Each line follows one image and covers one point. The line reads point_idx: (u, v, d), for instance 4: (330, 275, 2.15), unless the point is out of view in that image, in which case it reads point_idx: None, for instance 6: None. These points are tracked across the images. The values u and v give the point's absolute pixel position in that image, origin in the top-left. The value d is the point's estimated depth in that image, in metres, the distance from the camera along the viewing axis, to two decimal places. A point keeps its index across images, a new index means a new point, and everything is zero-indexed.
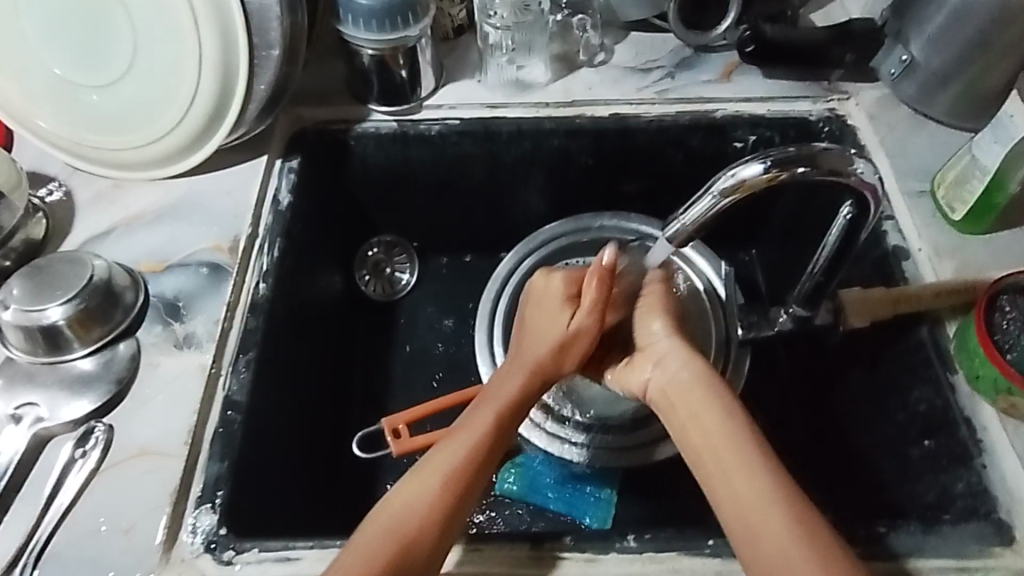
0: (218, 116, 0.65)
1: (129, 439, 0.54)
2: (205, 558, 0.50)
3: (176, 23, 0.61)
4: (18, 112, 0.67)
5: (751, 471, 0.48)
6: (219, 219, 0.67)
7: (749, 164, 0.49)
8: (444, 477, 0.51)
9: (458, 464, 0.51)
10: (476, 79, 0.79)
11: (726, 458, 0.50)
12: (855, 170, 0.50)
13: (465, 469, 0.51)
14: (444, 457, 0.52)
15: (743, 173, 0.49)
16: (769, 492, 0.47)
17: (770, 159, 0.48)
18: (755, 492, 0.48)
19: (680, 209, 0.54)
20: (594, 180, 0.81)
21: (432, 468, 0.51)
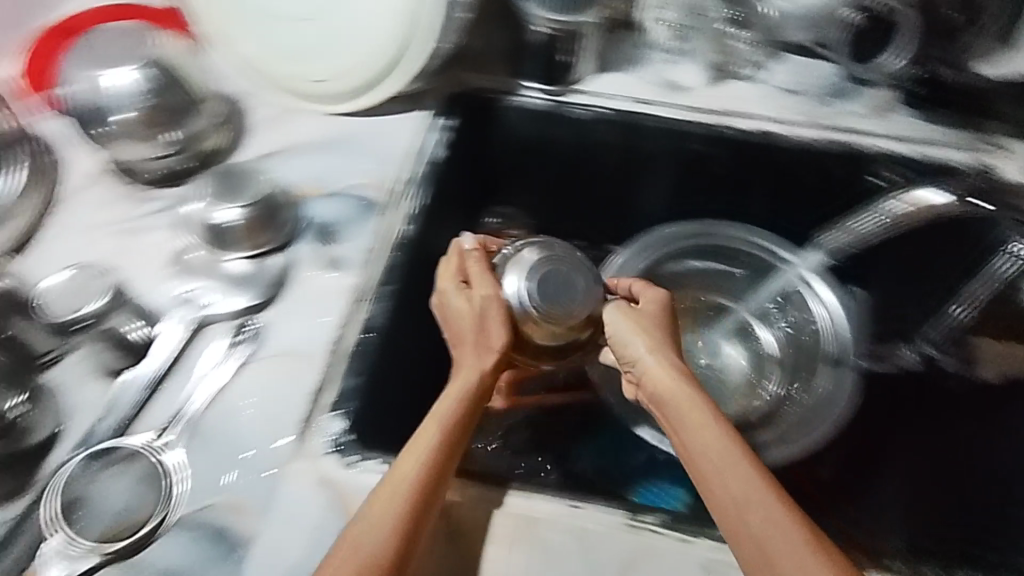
0: (396, 63, 0.69)
1: (277, 339, 0.59)
2: (332, 457, 0.53)
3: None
4: (211, 27, 0.71)
5: (743, 486, 0.44)
6: (376, 159, 0.71)
7: (932, 193, 0.72)
8: (407, 492, 0.45)
9: (409, 482, 0.45)
10: (627, 71, 0.80)
11: (707, 472, 0.45)
12: (1001, 227, 0.71)
13: (421, 488, 0.45)
14: (396, 477, 0.46)
15: (921, 198, 0.72)
16: (770, 507, 0.43)
17: (946, 193, 0.72)
18: (753, 507, 0.43)
19: (845, 222, 0.77)
20: (724, 193, 0.81)
21: (387, 487, 0.45)
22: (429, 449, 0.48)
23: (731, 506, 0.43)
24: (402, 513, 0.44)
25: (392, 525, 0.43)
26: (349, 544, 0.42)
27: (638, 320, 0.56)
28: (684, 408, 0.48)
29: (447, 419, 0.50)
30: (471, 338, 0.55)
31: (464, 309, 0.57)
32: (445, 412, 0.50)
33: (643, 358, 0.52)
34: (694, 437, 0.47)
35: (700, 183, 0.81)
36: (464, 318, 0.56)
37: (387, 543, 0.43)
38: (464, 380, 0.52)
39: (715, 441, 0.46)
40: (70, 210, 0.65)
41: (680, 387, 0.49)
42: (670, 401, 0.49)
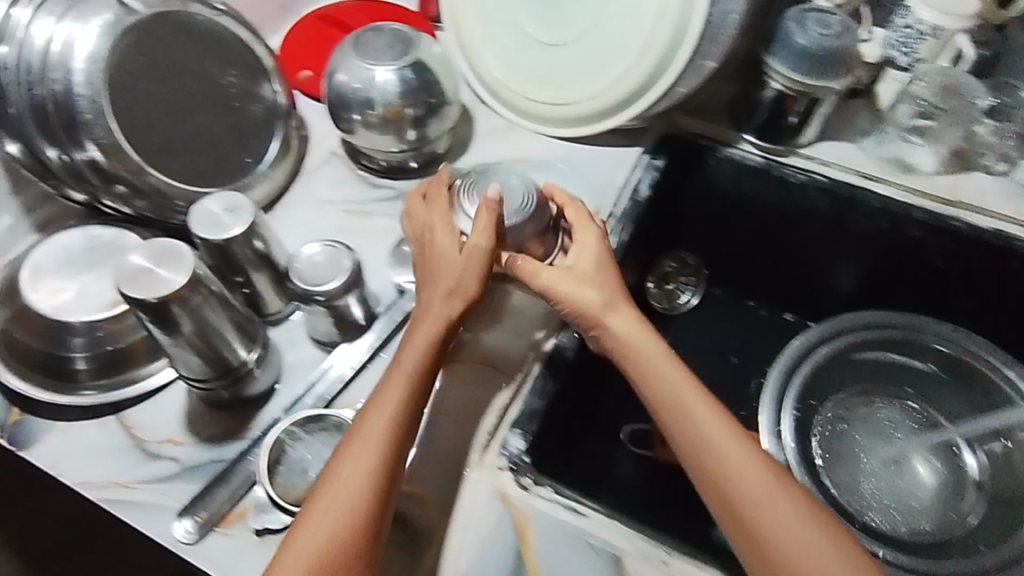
0: (629, 101, 0.70)
1: (474, 346, 0.62)
2: (507, 475, 0.55)
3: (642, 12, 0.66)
4: (465, 37, 0.76)
5: (742, 457, 0.49)
6: (588, 187, 0.73)
7: None
8: (379, 447, 0.48)
9: (383, 438, 0.48)
10: (857, 143, 0.77)
11: (712, 441, 0.50)
12: None
13: (382, 444, 0.48)
14: (369, 430, 0.49)
15: None
16: (772, 482, 0.48)
17: None
18: (761, 482, 0.48)
19: None
20: (936, 285, 0.76)
21: (358, 442, 0.48)
22: (401, 394, 0.50)
23: (741, 488, 0.48)
24: (385, 461, 0.48)
25: (373, 464, 0.47)
26: (341, 489, 0.46)
27: (571, 274, 0.57)
28: (665, 381, 0.53)
29: (413, 375, 0.51)
30: (445, 286, 0.54)
31: (446, 252, 0.55)
32: (412, 358, 0.52)
33: (588, 304, 0.56)
34: (679, 407, 0.52)
35: (903, 273, 0.78)
36: (440, 254, 0.55)
37: (367, 487, 0.47)
38: (422, 333, 0.53)
39: (730, 436, 0.50)
40: (310, 184, 0.71)
41: (636, 335, 0.55)
42: (661, 386, 0.53)
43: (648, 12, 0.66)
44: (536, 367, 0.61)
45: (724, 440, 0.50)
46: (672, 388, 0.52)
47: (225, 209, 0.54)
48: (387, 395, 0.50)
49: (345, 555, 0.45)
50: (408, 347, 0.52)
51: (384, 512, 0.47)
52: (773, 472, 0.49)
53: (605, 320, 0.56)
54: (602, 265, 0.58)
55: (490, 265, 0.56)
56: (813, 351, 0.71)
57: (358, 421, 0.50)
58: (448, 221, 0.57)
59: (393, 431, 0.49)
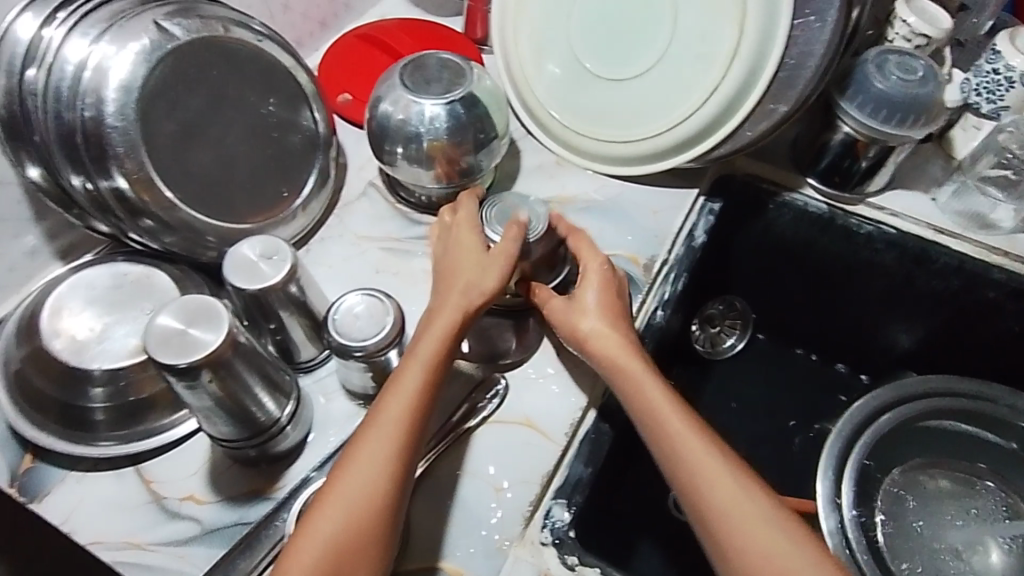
0: (691, 142, 0.65)
1: (519, 404, 0.57)
2: (552, 552, 0.51)
3: (715, 53, 0.62)
4: (516, 67, 0.72)
5: (752, 511, 0.46)
6: (641, 231, 0.68)
7: None
8: (388, 448, 0.46)
9: (383, 458, 0.45)
10: (930, 196, 0.72)
11: (721, 492, 0.47)
12: None
13: (397, 441, 0.46)
14: (367, 448, 0.46)
15: None
16: (786, 542, 0.45)
17: None
18: (774, 540, 0.45)
19: None
20: (1007, 348, 0.72)
21: (354, 462, 0.45)
22: (405, 405, 0.47)
23: (752, 546, 0.45)
24: (394, 462, 0.46)
25: (382, 463, 0.45)
26: (341, 484, 0.45)
27: (574, 304, 0.56)
28: (651, 398, 0.51)
29: (428, 367, 0.49)
30: (461, 291, 0.52)
31: (464, 257, 0.54)
32: (427, 352, 0.49)
33: (593, 330, 0.55)
34: (684, 451, 0.49)
35: (969, 336, 0.73)
36: (460, 258, 0.54)
37: (374, 488, 0.45)
38: (441, 327, 0.51)
39: (712, 456, 0.49)
40: (348, 217, 0.67)
41: (620, 351, 0.53)
42: (648, 402, 0.51)
43: (718, 55, 0.62)
44: (586, 431, 0.56)
45: (708, 464, 0.48)
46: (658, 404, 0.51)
47: (260, 256, 0.50)
48: (391, 407, 0.47)
49: (345, 562, 0.43)
50: (420, 349, 0.50)
51: (395, 517, 0.45)
52: (761, 490, 0.47)
53: (602, 336, 0.54)
54: (607, 286, 0.57)
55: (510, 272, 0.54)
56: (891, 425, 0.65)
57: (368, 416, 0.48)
58: (470, 229, 0.56)
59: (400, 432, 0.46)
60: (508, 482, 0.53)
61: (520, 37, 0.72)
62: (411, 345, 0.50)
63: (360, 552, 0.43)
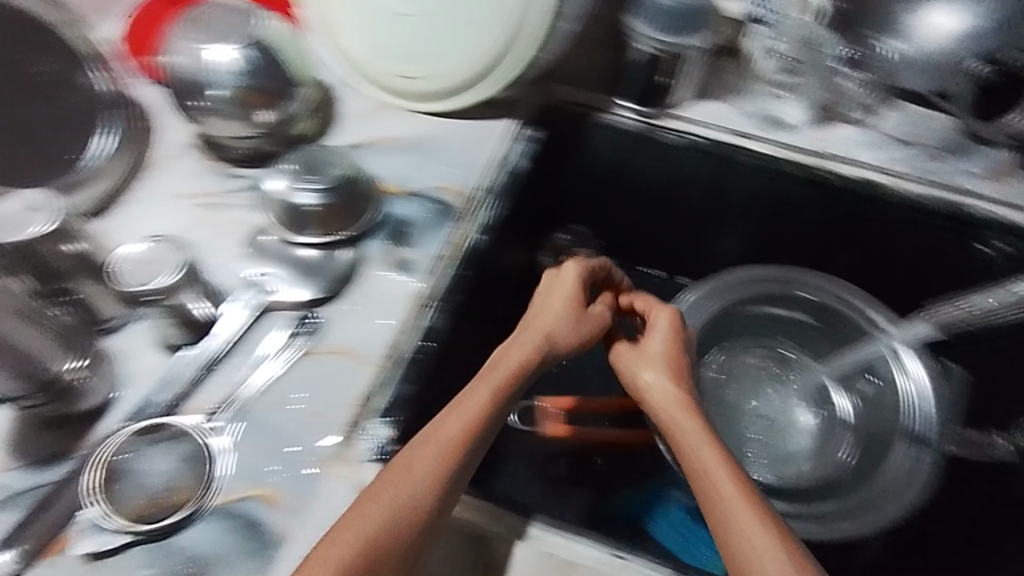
0: (494, 69, 0.68)
1: (336, 335, 0.59)
2: (372, 467, 0.52)
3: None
4: (317, 12, 0.72)
5: (770, 543, 0.44)
6: (458, 164, 0.70)
7: None
8: (444, 459, 0.47)
9: (417, 490, 0.46)
10: (730, 103, 0.76)
11: (745, 523, 0.45)
12: None
13: (454, 452, 0.48)
14: (409, 479, 0.46)
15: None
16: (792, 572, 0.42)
17: None
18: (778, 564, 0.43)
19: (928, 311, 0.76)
20: (813, 238, 0.77)
21: (394, 488, 0.46)
22: (464, 424, 0.50)
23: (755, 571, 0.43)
24: (440, 466, 0.47)
25: (435, 466, 0.47)
26: (388, 481, 0.46)
27: (646, 356, 0.60)
28: (682, 440, 0.52)
29: (495, 388, 0.53)
30: (547, 329, 0.59)
31: (557, 304, 0.61)
32: (496, 375, 0.54)
33: (652, 385, 0.57)
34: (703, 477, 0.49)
35: (780, 231, 0.80)
36: (547, 305, 0.61)
37: (419, 491, 0.46)
38: (512, 360, 0.56)
39: (723, 482, 0.48)
40: (157, 175, 0.65)
41: (671, 395, 0.56)
42: (697, 456, 0.50)
43: None
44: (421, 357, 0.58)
45: (724, 488, 0.47)
46: (686, 436, 0.52)
47: (27, 209, 0.51)
48: (447, 425, 0.50)
49: None
50: (496, 371, 0.55)
51: (433, 522, 0.46)
52: (746, 485, 0.48)
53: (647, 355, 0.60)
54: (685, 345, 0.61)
55: (585, 318, 0.61)
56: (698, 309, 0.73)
57: (429, 427, 0.50)
58: (559, 271, 0.64)
59: (456, 445, 0.49)
60: (321, 411, 0.55)
61: None
62: (485, 367, 0.55)
63: (386, 552, 0.43)
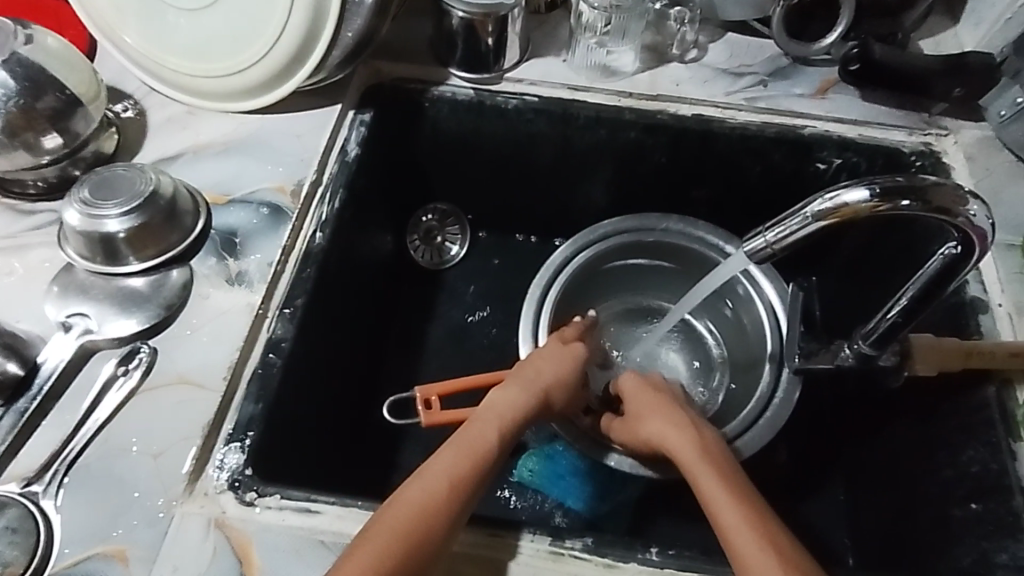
0: (303, 54, 0.65)
1: (171, 364, 0.55)
2: (228, 496, 0.50)
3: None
4: (106, 23, 0.67)
5: (758, 543, 0.44)
6: (286, 159, 0.66)
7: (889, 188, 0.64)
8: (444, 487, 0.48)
9: (414, 514, 0.45)
10: (562, 58, 0.76)
11: (740, 527, 0.45)
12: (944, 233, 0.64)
13: (461, 479, 0.48)
14: (435, 510, 0.46)
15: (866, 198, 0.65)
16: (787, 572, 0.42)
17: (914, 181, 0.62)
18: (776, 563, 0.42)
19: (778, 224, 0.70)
20: (667, 180, 0.77)
21: (413, 518, 0.45)
22: (464, 458, 0.50)
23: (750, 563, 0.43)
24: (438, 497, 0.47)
25: (441, 489, 0.47)
26: (398, 510, 0.45)
27: (654, 408, 0.59)
28: (708, 475, 0.50)
29: (501, 422, 0.54)
30: (546, 381, 0.59)
31: (552, 350, 0.62)
32: (506, 409, 0.55)
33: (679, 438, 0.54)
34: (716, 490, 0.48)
35: (636, 179, 0.78)
36: (547, 353, 0.62)
37: (417, 512, 0.45)
38: (519, 395, 0.57)
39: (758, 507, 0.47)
40: None
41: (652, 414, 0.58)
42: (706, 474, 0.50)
43: None
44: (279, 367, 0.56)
45: (736, 503, 0.47)
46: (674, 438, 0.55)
47: None
48: (455, 460, 0.50)
49: None
50: (495, 406, 0.55)
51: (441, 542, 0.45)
52: (733, 483, 0.49)
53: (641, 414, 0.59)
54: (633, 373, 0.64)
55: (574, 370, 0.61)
56: (570, 262, 0.72)
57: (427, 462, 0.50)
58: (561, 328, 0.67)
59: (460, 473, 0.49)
60: (161, 449, 0.51)
61: None
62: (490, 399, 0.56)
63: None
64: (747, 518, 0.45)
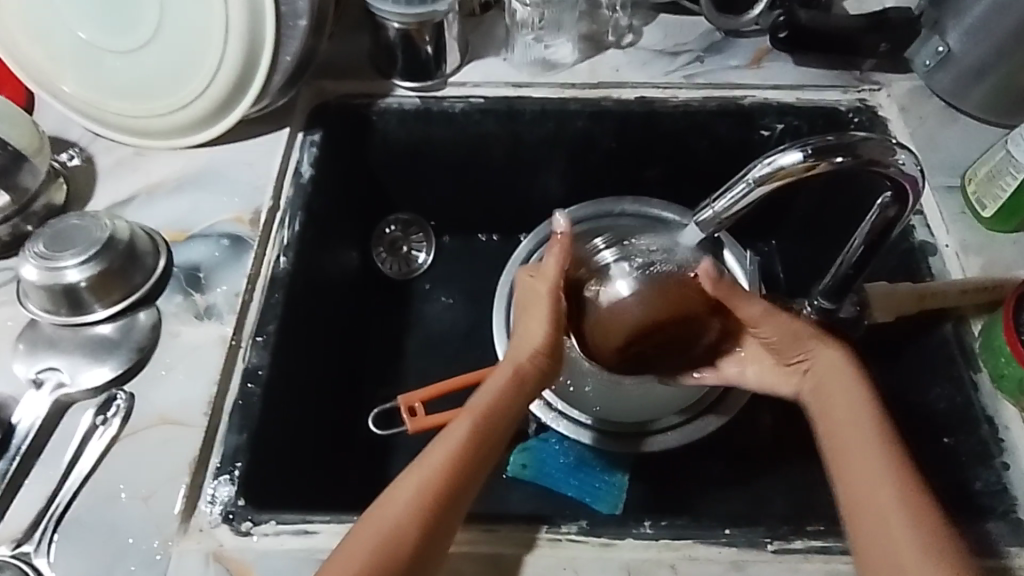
0: (243, 83, 0.65)
1: (150, 406, 0.55)
2: (223, 528, 0.50)
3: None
4: (41, 74, 0.67)
5: (876, 477, 0.49)
6: (240, 189, 0.66)
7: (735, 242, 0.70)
8: (425, 496, 0.47)
9: (392, 529, 0.46)
10: (502, 57, 0.77)
11: (854, 458, 0.51)
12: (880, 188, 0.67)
13: (434, 491, 0.48)
14: (401, 521, 0.46)
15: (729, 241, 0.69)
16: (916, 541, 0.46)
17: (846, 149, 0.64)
18: (897, 521, 0.47)
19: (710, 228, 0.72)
20: (619, 163, 0.79)
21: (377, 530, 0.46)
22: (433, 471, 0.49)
23: (867, 517, 0.48)
24: (421, 510, 0.47)
25: (407, 504, 0.47)
26: (371, 528, 0.46)
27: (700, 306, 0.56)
28: (847, 399, 0.54)
29: (467, 428, 0.51)
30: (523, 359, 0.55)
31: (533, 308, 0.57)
32: (475, 412, 0.52)
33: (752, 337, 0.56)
34: (849, 428, 0.52)
35: (590, 166, 0.79)
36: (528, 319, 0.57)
37: (401, 528, 0.46)
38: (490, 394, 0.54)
39: (881, 463, 0.50)
40: None
41: (834, 375, 0.55)
42: (840, 407, 0.54)
43: None
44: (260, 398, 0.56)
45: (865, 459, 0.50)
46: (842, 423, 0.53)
47: None
48: (422, 470, 0.49)
49: None
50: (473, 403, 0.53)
51: (430, 550, 0.46)
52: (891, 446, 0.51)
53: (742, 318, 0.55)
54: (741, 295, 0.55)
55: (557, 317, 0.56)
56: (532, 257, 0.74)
57: (417, 460, 0.50)
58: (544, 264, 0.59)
59: (447, 470, 0.49)
60: (150, 491, 0.51)
61: (26, 39, 0.66)
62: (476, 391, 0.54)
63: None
64: (890, 473, 0.49)
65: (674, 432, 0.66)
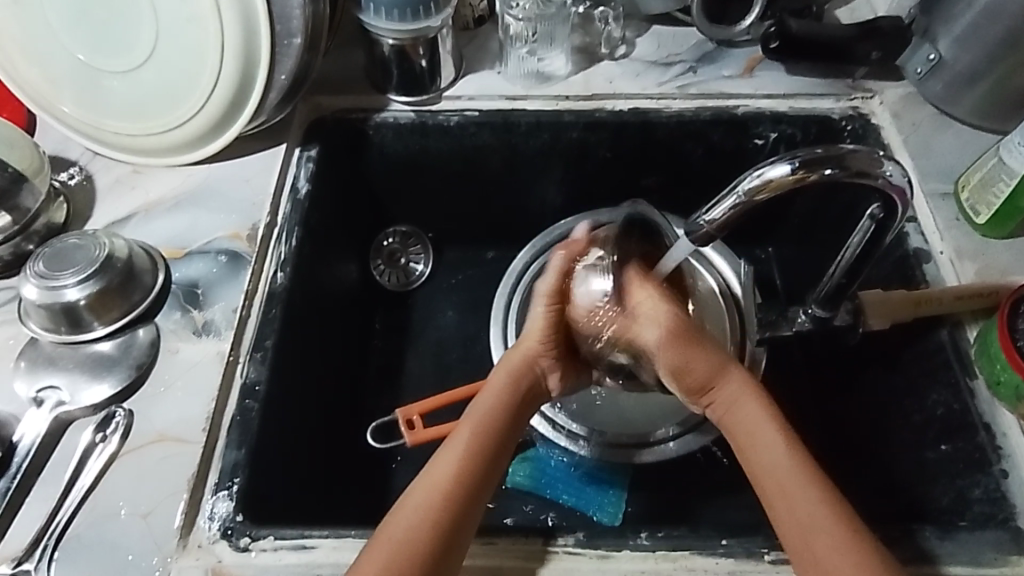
0: (239, 102, 0.66)
1: (148, 423, 0.55)
2: (222, 544, 0.51)
3: (200, 10, 0.62)
4: (41, 96, 0.68)
5: (804, 493, 0.48)
6: (238, 206, 0.67)
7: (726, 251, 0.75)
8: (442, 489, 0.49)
9: (429, 513, 0.47)
10: (496, 70, 0.78)
11: (788, 483, 0.49)
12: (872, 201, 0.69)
13: (449, 497, 0.48)
14: (419, 492, 0.49)
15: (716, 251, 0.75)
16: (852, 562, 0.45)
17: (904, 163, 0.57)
18: (818, 522, 0.47)
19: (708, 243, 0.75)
20: (614, 173, 0.79)
21: (421, 488, 0.49)
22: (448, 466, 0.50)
23: (787, 512, 0.48)
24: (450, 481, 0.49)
25: (431, 499, 0.48)
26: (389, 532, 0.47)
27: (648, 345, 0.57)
28: (744, 419, 0.53)
29: (470, 435, 0.52)
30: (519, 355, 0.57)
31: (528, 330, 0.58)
32: (470, 422, 0.53)
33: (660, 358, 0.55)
34: (756, 441, 0.52)
35: (586, 177, 0.80)
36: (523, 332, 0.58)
37: (419, 520, 0.47)
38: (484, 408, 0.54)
39: (787, 469, 0.50)
40: None
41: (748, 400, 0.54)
42: (744, 418, 0.53)
43: (204, 7, 0.62)
44: (264, 411, 0.57)
45: (780, 465, 0.50)
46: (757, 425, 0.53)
47: None
48: (437, 472, 0.50)
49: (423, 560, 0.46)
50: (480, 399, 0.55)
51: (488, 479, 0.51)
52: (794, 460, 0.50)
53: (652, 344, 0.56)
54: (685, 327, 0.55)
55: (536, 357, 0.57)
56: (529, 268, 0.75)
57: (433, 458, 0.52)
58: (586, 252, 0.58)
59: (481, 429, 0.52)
60: (149, 507, 0.51)
61: (25, 61, 0.67)
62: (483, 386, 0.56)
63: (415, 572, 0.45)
64: (818, 495, 0.48)
65: (674, 439, 0.71)
